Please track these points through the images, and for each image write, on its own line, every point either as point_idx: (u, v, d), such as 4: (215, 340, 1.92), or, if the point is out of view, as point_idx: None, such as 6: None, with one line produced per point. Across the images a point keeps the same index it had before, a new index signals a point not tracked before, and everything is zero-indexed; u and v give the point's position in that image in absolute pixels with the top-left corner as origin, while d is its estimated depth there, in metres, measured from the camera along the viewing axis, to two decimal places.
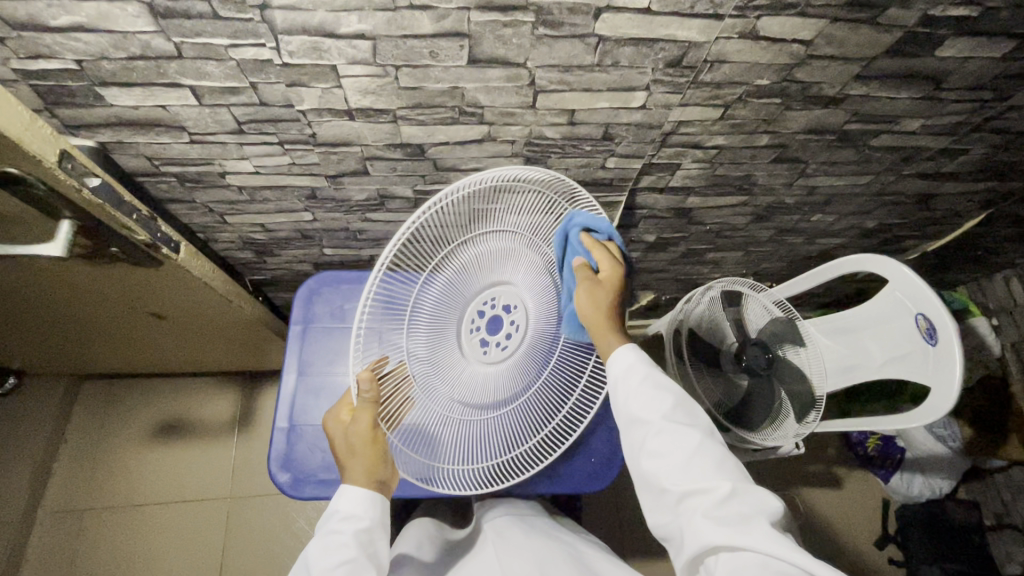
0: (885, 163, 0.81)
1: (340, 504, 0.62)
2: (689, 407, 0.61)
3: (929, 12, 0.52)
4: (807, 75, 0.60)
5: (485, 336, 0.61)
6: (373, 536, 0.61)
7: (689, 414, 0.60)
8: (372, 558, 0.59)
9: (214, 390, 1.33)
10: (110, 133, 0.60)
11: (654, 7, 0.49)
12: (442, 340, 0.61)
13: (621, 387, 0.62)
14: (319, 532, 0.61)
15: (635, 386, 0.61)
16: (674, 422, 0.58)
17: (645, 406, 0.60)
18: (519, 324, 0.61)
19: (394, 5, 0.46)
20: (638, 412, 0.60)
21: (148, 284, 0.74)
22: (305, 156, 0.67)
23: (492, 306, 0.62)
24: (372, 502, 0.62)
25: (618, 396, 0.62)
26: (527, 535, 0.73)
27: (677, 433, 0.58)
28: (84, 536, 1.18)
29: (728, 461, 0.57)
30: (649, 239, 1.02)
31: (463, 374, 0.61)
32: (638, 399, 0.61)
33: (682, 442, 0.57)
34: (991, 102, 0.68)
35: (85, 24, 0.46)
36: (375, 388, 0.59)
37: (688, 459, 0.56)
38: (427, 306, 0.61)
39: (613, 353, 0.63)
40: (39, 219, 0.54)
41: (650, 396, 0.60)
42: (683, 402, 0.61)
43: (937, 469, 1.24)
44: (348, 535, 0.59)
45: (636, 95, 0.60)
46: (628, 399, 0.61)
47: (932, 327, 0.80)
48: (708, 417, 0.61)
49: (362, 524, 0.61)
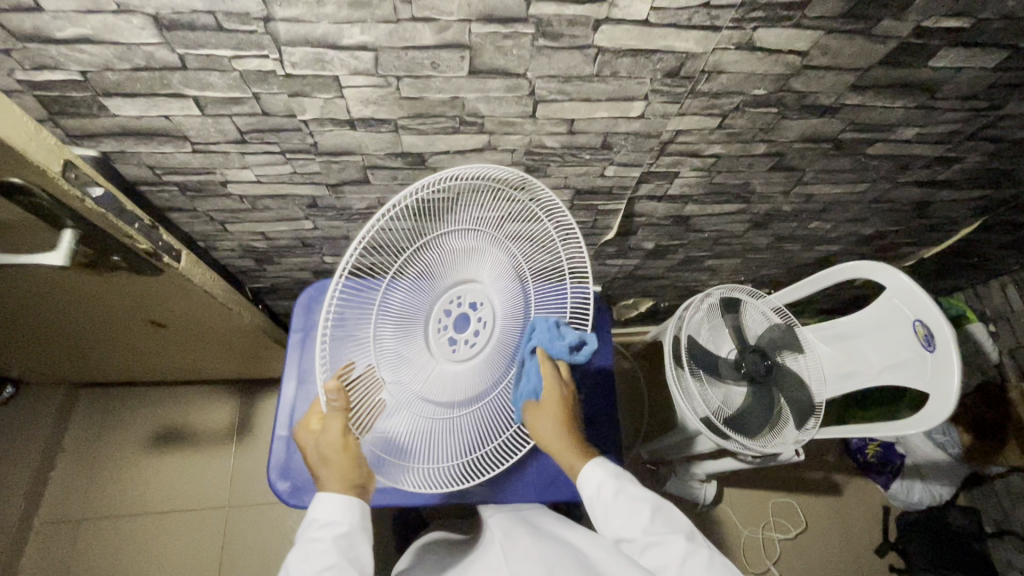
0: (881, 171, 0.82)
1: (317, 512, 0.61)
2: (665, 513, 0.64)
3: (923, 24, 0.53)
4: (804, 85, 0.60)
5: (453, 334, 0.60)
6: (353, 541, 0.61)
7: (667, 522, 0.63)
8: (355, 563, 0.60)
9: (212, 398, 1.33)
10: (113, 142, 0.61)
11: (652, 19, 0.49)
12: (409, 340, 0.61)
13: (599, 507, 0.64)
14: (299, 540, 0.61)
15: (611, 506, 0.64)
16: (656, 535, 0.62)
17: (626, 524, 0.63)
18: (486, 320, 0.60)
19: (397, 17, 0.47)
20: (622, 533, 0.63)
21: (149, 292, 0.74)
22: (307, 165, 0.68)
23: (459, 304, 0.62)
24: (350, 507, 0.61)
25: (598, 517, 0.65)
26: (533, 536, 0.72)
27: (662, 546, 0.61)
28: (79, 546, 1.17)
29: (716, 560, 0.61)
30: (648, 247, 1.02)
31: (429, 373, 0.60)
32: (617, 519, 0.63)
33: (669, 554, 0.61)
34: (984, 111, 0.69)
35: (90, 36, 0.47)
36: (342, 398, 0.58)
37: (681, 573, 0.60)
38: (393, 307, 0.62)
39: (580, 473, 0.65)
40: (42, 228, 0.54)
41: (627, 514, 0.63)
42: (658, 510, 0.64)
43: (938, 476, 1.24)
44: (326, 543, 0.59)
45: (635, 105, 0.61)
46: (608, 521, 0.64)
47: (930, 333, 0.80)
48: (684, 517, 0.64)
49: (341, 529, 0.60)
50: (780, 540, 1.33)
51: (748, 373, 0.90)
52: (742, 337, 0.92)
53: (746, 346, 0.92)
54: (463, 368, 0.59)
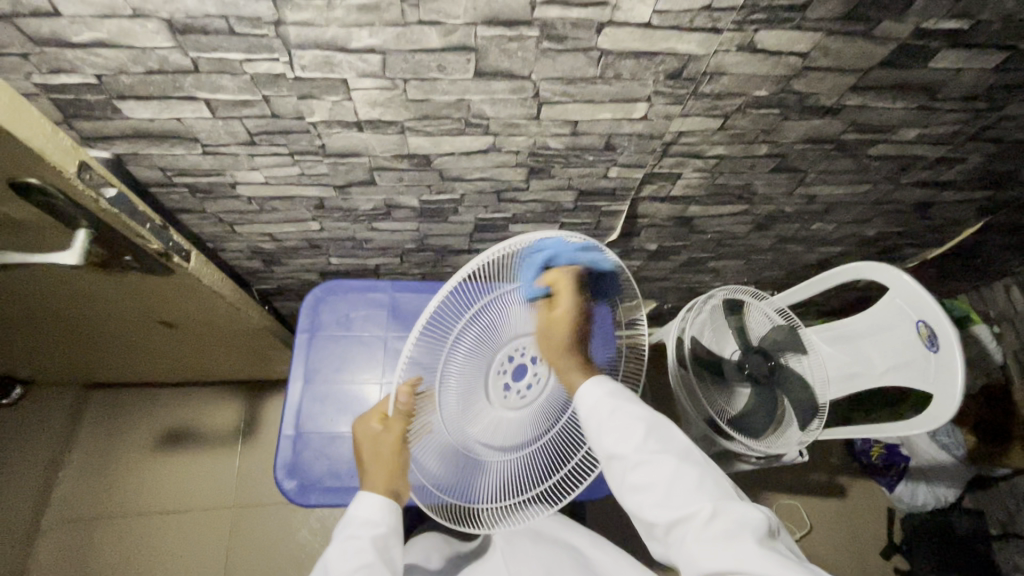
0: (883, 172, 0.82)
1: (359, 510, 0.63)
2: (661, 432, 0.64)
3: (922, 25, 0.54)
4: (805, 86, 0.61)
5: (511, 380, 0.60)
6: (389, 542, 0.63)
7: (662, 441, 0.63)
8: (389, 563, 0.62)
9: (218, 399, 1.34)
10: (126, 144, 0.62)
11: (655, 21, 0.50)
12: (475, 378, 0.58)
13: (595, 427, 0.63)
14: (338, 536, 0.63)
15: (607, 422, 0.63)
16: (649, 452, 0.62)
17: (621, 442, 0.62)
18: (543, 374, 0.63)
19: (404, 21, 0.48)
20: (615, 450, 0.63)
21: (160, 292, 0.75)
22: (315, 167, 0.69)
23: (522, 354, 0.61)
24: (387, 509, 0.63)
25: (592, 435, 0.64)
26: (534, 542, 0.74)
27: (654, 465, 0.62)
28: (87, 547, 1.18)
29: (706, 480, 0.61)
30: (651, 248, 1.03)
31: (488, 415, 0.59)
32: (613, 435, 0.63)
33: (661, 473, 0.61)
34: (985, 112, 0.69)
35: (106, 40, 0.48)
36: (411, 404, 0.55)
37: (671, 489, 0.60)
38: (469, 339, 0.57)
39: (578, 389, 0.65)
40: (56, 227, 0.55)
41: (623, 431, 0.63)
42: (654, 430, 0.64)
43: (944, 477, 1.23)
44: (365, 541, 0.61)
45: (638, 106, 0.61)
46: (604, 439, 0.63)
47: (933, 334, 0.80)
48: (679, 439, 0.65)
49: (380, 530, 0.62)
50: None
51: (749, 373, 0.91)
52: (744, 339, 0.92)
53: (749, 348, 0.92)
54: (518, 416, 0.61)
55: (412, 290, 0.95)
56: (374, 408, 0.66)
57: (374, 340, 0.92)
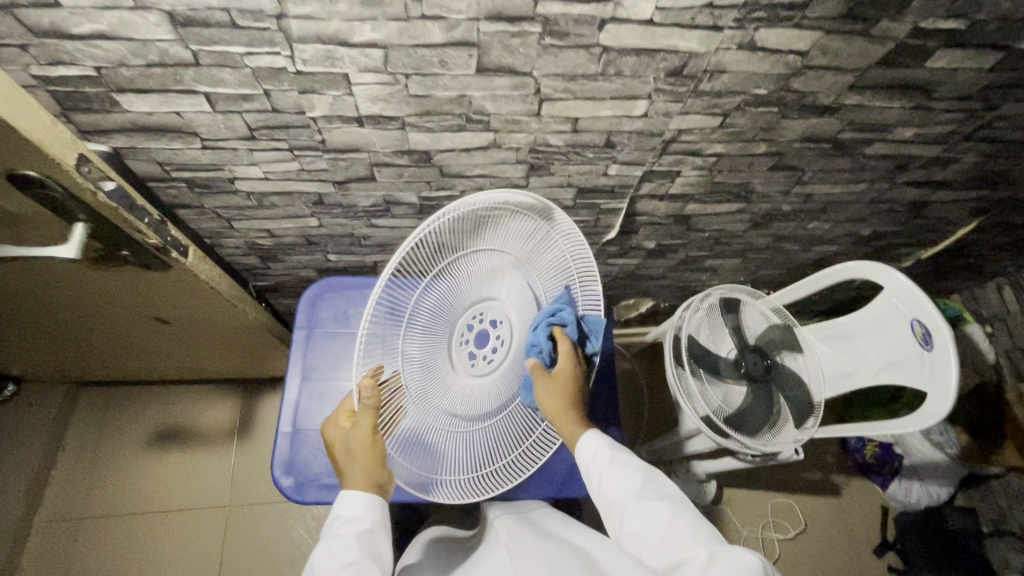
0: (879, 171, 0.83)
1: (341, 508, 0.61)
2: (659, 481, 0.64)
3: (920, 25, 0.54)
4: (804, 85, 0.62)
5: (474, 349, 0.64)
6: (375, 537, 0.61)
7: (659, 489, 0.63)
8: (377, 559, 0.60)
9: (214, 397, 1.33)
10: (124, 138, 0.62)
11: (657, 19, 0.50)
12: (436, 352, 0.64)
13: (594, 472, 0.65)
14: (323, 538, 0.61)
15: (604, 470, 0.64)
16: (645, 498, 0.62)
17: (617, 487, 0.63)
18: (505, 338, 0.64)
19: (408, 15, 0.48)
20: (612, 495, 0.63)
21: (157, 288, 0.74)
22: (315, 162, 0.68)
23: (480, 321, 0.65)
24: (372, 504, 0.62)
25: (593, 482, 0.65)
26: (538, 538, 0.73)
27: (648, 510, 0.61)
28: (78, 546, 1.17)
29: (703, 527, 0.58)
30: (649, 246, 1.03)
31: (452, 385, 0.63)
32: (609, 480, 0.64)
33: (655, 518, 0.60)
34: (979, 112, 0.70)
35: (107, 32, 0.48)
36: (375, 395, 0.60)
37: (665, 534, 0.59)
38: (423, 316, 0.65)
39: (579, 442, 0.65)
40: (54, 221, 0.54)
41: (619, 477, 0.64)
42: (650, 479, 0.64)
43: (936, 476, 1.25)
44: (349, 539, 0.59)
45: (638, 103, 0.62)
46: (601, 484, 0.64)
47: (928, 333, 0.81)
48: (678, 488, 0.64)
49: (365, 525, 0.61)
50: (779, 539, 1.33)
51: (747, 371, 0.90)
52: (741, 337, 0.93)
53: (746, 346, 0.92)
54: (482, 383, 0.63)
55: None
56: (340, 409, 0.69)
57: None
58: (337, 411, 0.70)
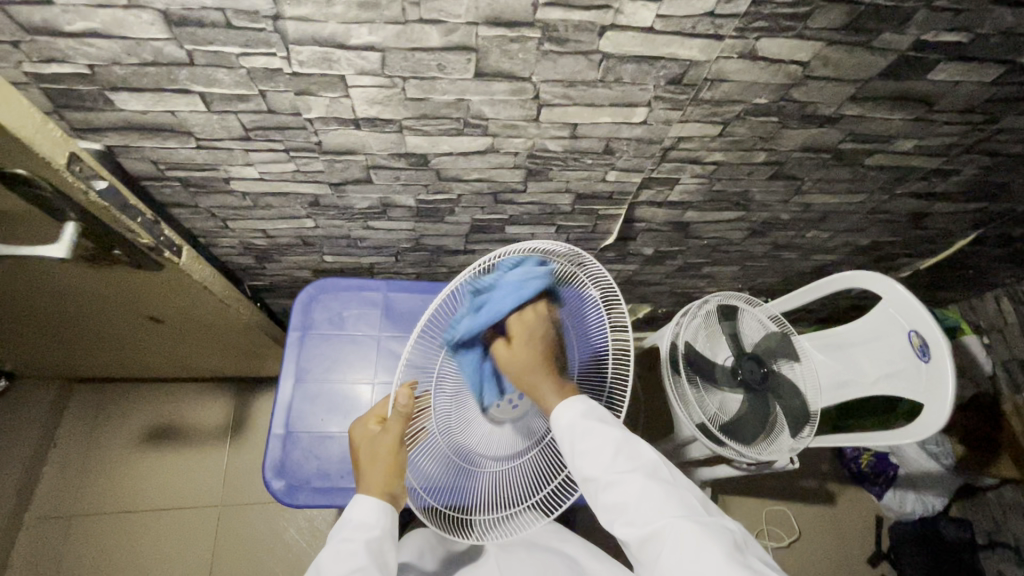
0: (879, 182, 0.83)
1: (353, 513, 0.61)
2: (631, 448, 0.62)
3: (922, 37, 0.54)
4: (804, 95, 0.61)
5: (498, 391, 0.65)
6: (382, 547, 0.60)
7: (632, 460, 0.61)
8: (384, 568, 0.58)
9: (208, 396, 1.32)
10: (118, 136, 0.61)
11: (657, 26, 0.50)
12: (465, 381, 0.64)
13: (566, 445, 0.60)
14: (330, 542, 0.60)
15: (577, 443, 0.60)
16: (619, 472, 0.60)
17: (590, 463, 0.60)
18: None
19: (405, 19, 0.47)
20: (586, 471, 0.60)
21: (149, 287, 0.74)
22: (310, 163, 0.68)
23: None
24: (383, 511, 0.61)
25: (564, 453, 0.61)
26: (529, 552, 0.74)
27: (624, 485, 0.60)
28: (67, 544, 1.16)
29: (675, 499, 0.59)
30: (647, 252, 1.03)
31: (478, 422, 0.64)
32: (583, 455, 0.60)
33: (629, 491, 0.59)
34: (982, 125, 0.70)
35: (100, 30, 0.47)
36: (410, 405, 0.59)
37: (638, 508, 0.58)
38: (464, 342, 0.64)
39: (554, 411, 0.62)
40: (45, 219, 0.54)
41: (593, 452, 0.60)
42: (624, 448, 0.61)
43: (930, 487, 1.25)
44: (359, 545, 0.58)
45: (637, 110, 0.61)
46: (572, 458, 0.61)
47: (924, 344, 0.81)
48: (650, 453, 0.62)
49: (373, 534, 0.60)
50: (773, 548, 1.32)
51: (744, 380, 0.89)
52: (738, 344, 0.92)
53: (742, 353, 0.92)
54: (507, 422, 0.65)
55: (407, 289, 0.94)
56: (371, 411, 0.67)
57: (368, 340, 0.92)
58: (367, 413, 0.68)
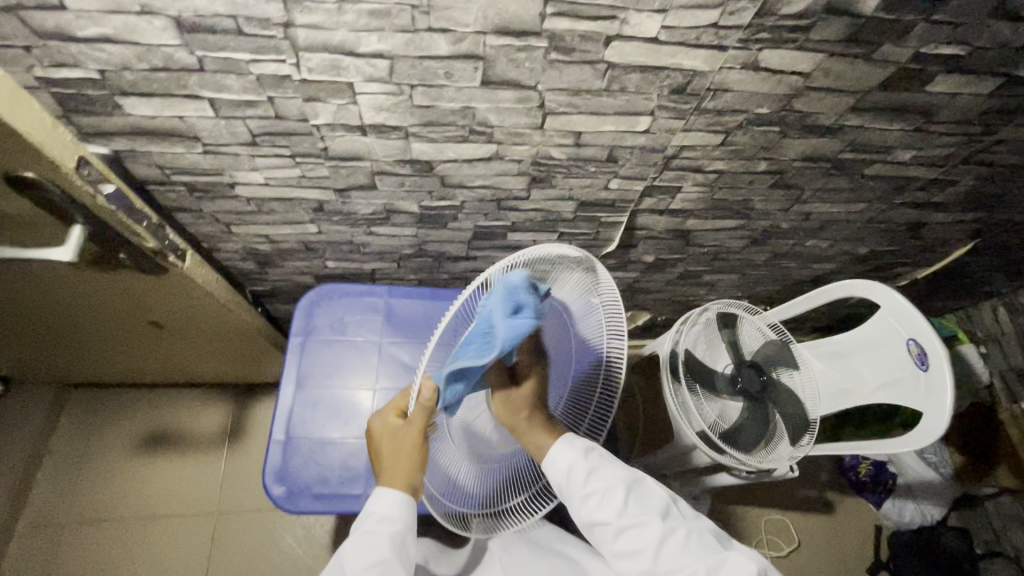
0: (877, 191, 0.84)
1: (377, 505, 0.61)
2: (640, 491, 0.66)
3: (921, 50, 0.55)
4: (805, 105, 0.62)
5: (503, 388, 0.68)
6: (405, 539, 0.61)
7: (643, 503, 0.65)
8: (404, 560, 0.61)
9: (206, 401, 1.32)
10: (126, 141, 0.61)
11: (661, 37, 0.51)
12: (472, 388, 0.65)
13: (575, 496, 0.65)
14: (354, 532, 0.61)
15: (585, 493, 0.65)
16: (632, 519, 0.64)
17: (603, 511, 0.65)
18: None
19: (414, 28, 0.48)
20: (599, 519, 0.65)
21: (153, 291, 0.73)
22: (315, 169, 0.68)
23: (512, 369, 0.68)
24: (407, 503, 0.62)
25: (574, 503, 0.65)
26: (533, 554, 0.73)
27: (638, 531, 0.64)
28: (61, 552, 1.15)
29: (689, 540, 0.63)
30: (648, 260, 1.03)
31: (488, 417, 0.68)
32: (595, 504, 0.65)
33: (644, 537, 0.63)
34: (978, 136, 0.71)
35: (112, 36, 0.47)
36: (433, 400, 0.57)
37: (654, 553, 0.63)
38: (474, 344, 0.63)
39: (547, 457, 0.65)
40: (50, 222, 0.54)
41: (604, 501, 0.65)
42: (634, 492, 0.66)
43: (927, 494, 1.28)
44: (384, 538, 0.59)
45: (641, 119, 0.62)
46: (585, 508, 0.65)
47: (924, 353, 0.81)
48: (659, 495, 0.66)
49: (397, 526, 0.61)
50: (773, 557, 1.32)
51: (743, 388, 0.90)
52: (737, 353, 0.93)
53: (742, 362, 0.93)
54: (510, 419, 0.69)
55: (409, 295, 0.95)
56: (390, 403, 0.67)
57: (369, 346, 0.92)
58: (386, 405, 0.67)
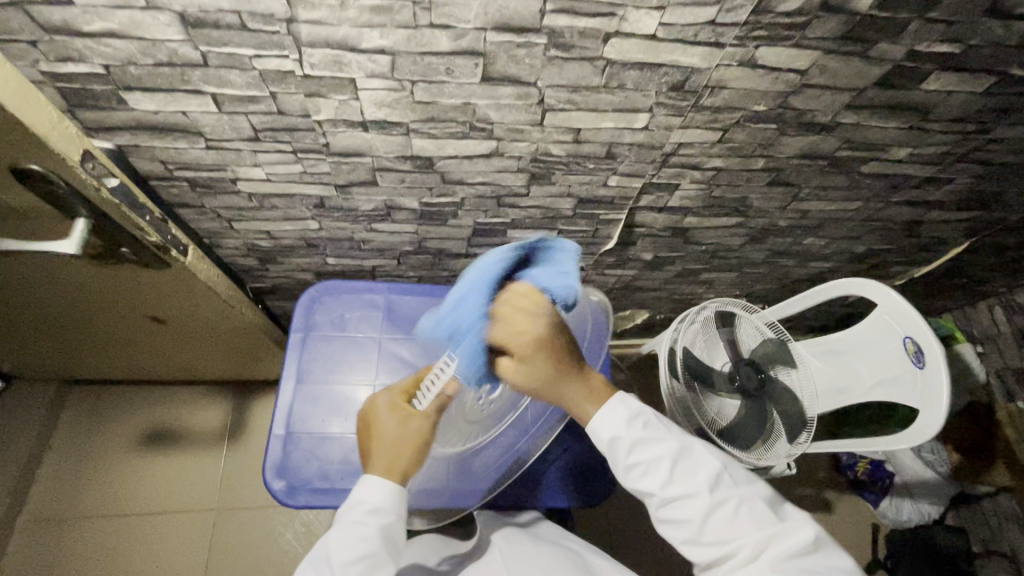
0: (874, 190, 0.85)
1: (366, 496, 0.60)
2: (689, 460, 0.64)
3: (916, 47, 0.56)
4: (802, 102, 0.63)
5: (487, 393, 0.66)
6: (394, 532, 0.60)
7: (693, 472, 0.63)
8: (392, 554, 0.60)
9: (207, 398, 1.32)
10: (130, 135, 0.62)
11: (659, 33, 0.51)
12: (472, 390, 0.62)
13: (620, 464, 0.64)
14: (341, 522, 0.59)
15: (629, 462, 0.64)
16: (681, 489, 0.62)
17: (650, 480, 0.63)
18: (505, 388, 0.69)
19: (416, 23, 0.48)
20: (645, 487, 0.63)
21: (155, 286, 0.74)
22: (317, 165, 0.69)
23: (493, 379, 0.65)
24: (397, 495, 0.61)
25: (619, 470, 0.65)
26: (533, 541, 0.75)
27: (687, 501, 0.62)
28: (61, 547, 1.15)
29: (742, 511, 0.61)
30: (647, 258, 1.04)
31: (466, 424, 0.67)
32: (641, 472, 0.64)
33: (693, 507, 0.61)
34: (974, 135, 0.72)
35: (117, 31, 0.48)
36: None
37: (704, 522, 0.61)
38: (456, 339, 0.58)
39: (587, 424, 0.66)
40: (54, 215, 0.54)
41: (651, 470, 0.63)
42: (682, 461, 0.63)
43: (926, 494, 1.28)
44: (373, 530, 0.58)
45: (640, 116, 0.63)
46: (631, 475, 0.64)
47: (920, 351, 0.82)
48: (709, 463, 0.64)
49: (388, 519, 0.59)
50: None
51: (741, 386, 0.90)
52: (735, 350, 0.94)
53: (740, 360, 0.93)
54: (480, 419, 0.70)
55: (409, 292, 0.95)
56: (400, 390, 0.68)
57: (370, 343, 0.92)
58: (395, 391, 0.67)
